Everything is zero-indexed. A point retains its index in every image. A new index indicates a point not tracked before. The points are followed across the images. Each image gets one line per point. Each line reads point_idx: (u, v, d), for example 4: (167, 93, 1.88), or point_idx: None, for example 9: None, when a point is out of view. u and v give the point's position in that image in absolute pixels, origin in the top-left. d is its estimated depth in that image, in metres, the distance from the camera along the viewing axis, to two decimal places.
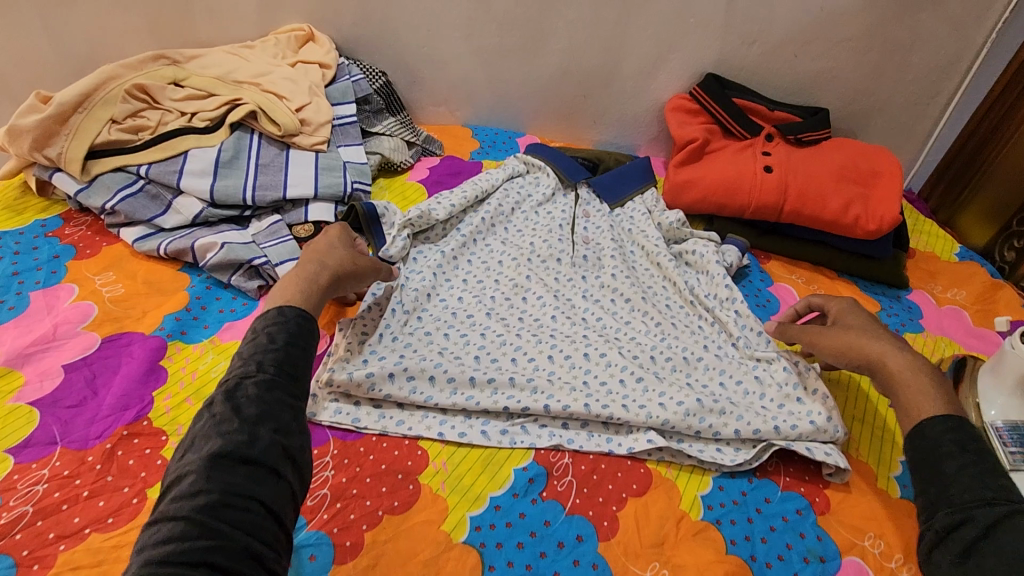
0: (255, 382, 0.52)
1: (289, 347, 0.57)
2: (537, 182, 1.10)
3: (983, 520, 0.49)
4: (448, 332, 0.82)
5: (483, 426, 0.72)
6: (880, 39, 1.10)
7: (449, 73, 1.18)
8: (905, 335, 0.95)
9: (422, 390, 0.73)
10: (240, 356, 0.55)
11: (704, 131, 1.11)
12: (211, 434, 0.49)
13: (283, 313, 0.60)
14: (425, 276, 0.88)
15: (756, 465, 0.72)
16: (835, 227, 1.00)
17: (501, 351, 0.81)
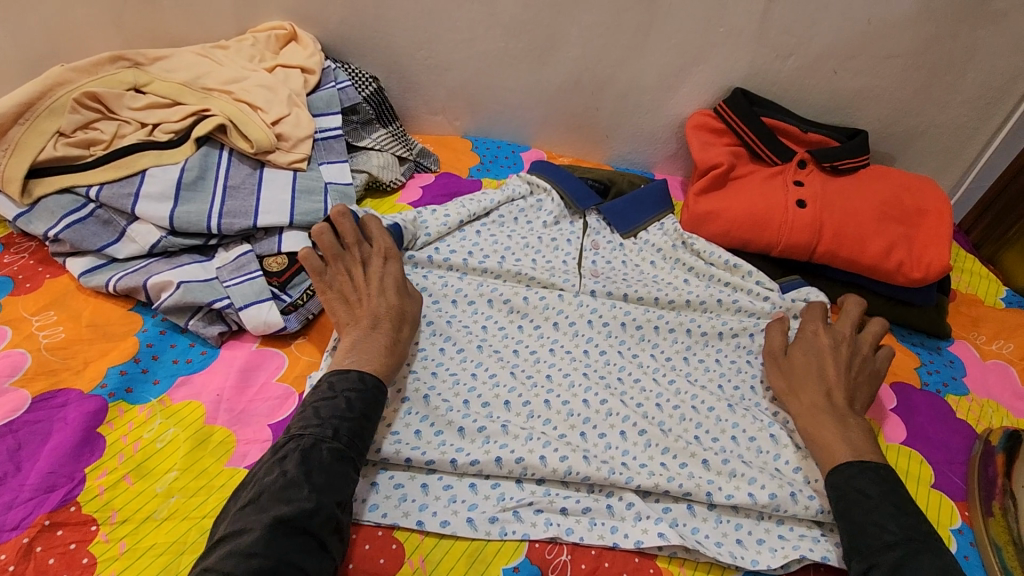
0: (330, 450, 0.56)
1: (362, 418, 0.60)
2: (540, 207, 0.98)
3: (886, 564, 0.56)
4: (437, 373, 0.74)
5: (472, 483, 0.65)
6: (931, 56, 0.98)
7: (448, 79, 1.07)
8: (946, 398, 0.85)
9: (407, 441, 0.66)
10: (315, 412, 0.59)
11: (728, 154, 0.99)
12: (279, 494, 0.53)
13: (364, 379, 0.62)
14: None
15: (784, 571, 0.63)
16: (874, 272, 0.89)
17: (493, 394, 0.73)
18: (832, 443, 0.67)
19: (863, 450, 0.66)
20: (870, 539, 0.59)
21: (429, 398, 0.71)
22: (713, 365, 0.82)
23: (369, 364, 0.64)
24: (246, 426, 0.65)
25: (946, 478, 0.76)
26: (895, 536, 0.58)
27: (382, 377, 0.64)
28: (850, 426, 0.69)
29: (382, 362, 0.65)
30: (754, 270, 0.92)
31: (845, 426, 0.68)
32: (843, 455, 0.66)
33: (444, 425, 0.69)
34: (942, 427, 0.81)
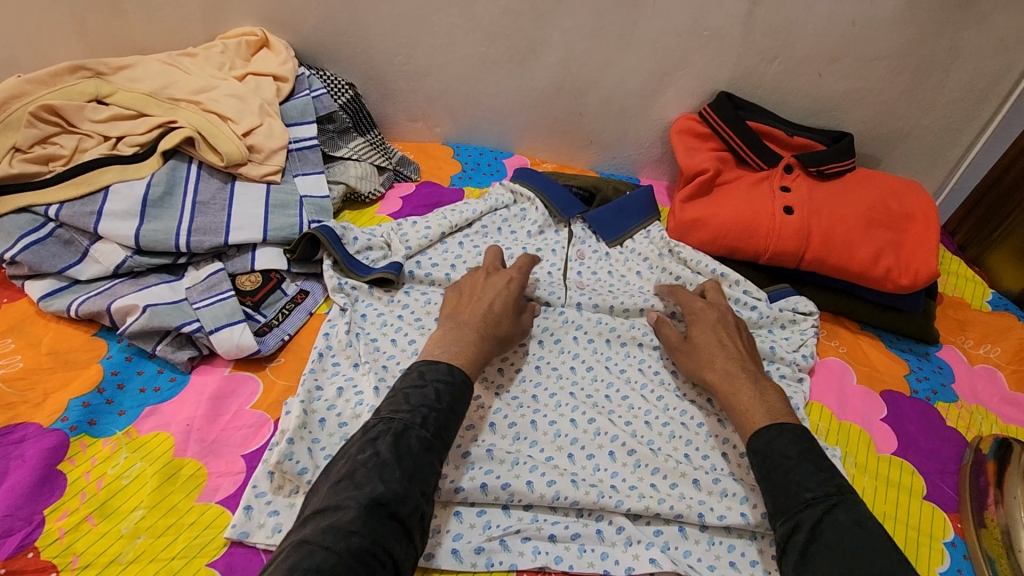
0: (419, 437, 0.56)
1: (448, 411, 0.60)
2: (523, 216, 0.96)
3: (807, 523, 0.55)
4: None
5: (457, 511, 0.63)
6: (915, 59, 0.97)
7: (427, 85, 1.04)
8: (936, 405, 0.84)
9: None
10: (405, 399, 0.59)
11: (714, 160, 0.98)
12: (371, 474, 0.52)
13: (453, 373, 0.63)
14: (383, 317, 0.79)
15: None
16: (862, 279, 0.88)
17: (478, 416, 0.71)
18: (750, 408, 0.67)
19: (779, 412, 0.67)
20: (792, 499, 0.58)
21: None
22: None
23: (457, 357, 0.65)
24: (218, 458, 0.62)
25: (938, 489, 0.75)
26: (813, 493, 0.57)
27: (469, 373, 0.65)
28: (765, 389, 0.70)
29: (468, 358, 0.66)
30: (742, 279, 0.90)
31: (761, 392, 0.69)
32: (762, 418, 0.66)
33: None
34: (932, 435, 0.80)
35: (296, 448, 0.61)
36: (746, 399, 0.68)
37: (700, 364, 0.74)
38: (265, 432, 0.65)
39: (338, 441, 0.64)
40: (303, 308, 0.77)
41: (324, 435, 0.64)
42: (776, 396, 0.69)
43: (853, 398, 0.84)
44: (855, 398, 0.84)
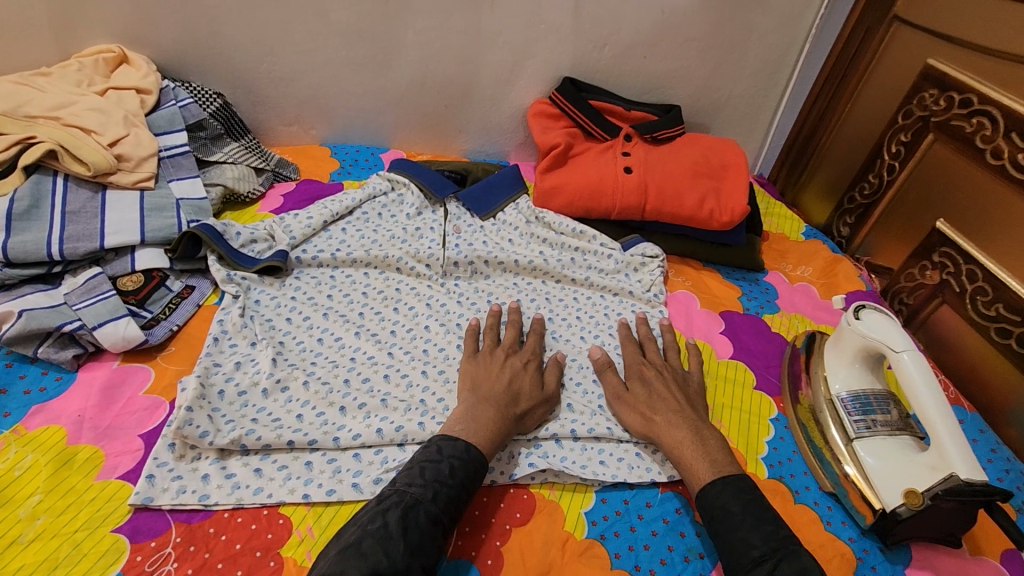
0: (427, 512, 0.58)
1: (460, 489, 0.62)
2: (402, 201, 1.05)
3: None
4: (315, 362, 0.77)
5: (357, 454, 0.68)
6: (717, 38, 1.16)
7: (296, 90, 1.10)
8: (763, 317, 1.02)
9: (289, 426, 0.69)
10: (421, 472, 0.62)
11: (565, 135, 1.11)
12: (374, 546, 0.54)
13: (469, 451, 0.64)
14: (277, 300, 0.84)
15: (649, 478, 0.73)
16: (693, 222, 1.04)
17: (373, 370, 0.78)
18: (693, 462, 0.68)
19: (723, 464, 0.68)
20: (741, 557, 0.59)
21: (308, 384, 0.73)
22: (573, 321, 0.93)
23: (475, 435, 0.67)
24: (114, 440, 0.65)
25: (765, 380, 0.91)
26: (761, 550, 0.58)
27: (486, 453, 0.66)
28: (704, 437, 0.71)
29: (488, 437, 0.67)
30: (598, 234, 1.04)
31: (701, 440, 0.70)
32: (706, 472, 0.67)
33: (325, 407, 0.72)
34: (760, 340, 0.97)
35: (195, 414, 0.66)
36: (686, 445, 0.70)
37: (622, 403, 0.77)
38: (162, 412, 0.68)
39: (239, 408, 0.69)
40: (191, 300, 0.81)
41: (225, 404, 0.69)
42: (716, 442, 0.70)
43: (697, 318, 0.99)
44: (699, 318, 0.99)
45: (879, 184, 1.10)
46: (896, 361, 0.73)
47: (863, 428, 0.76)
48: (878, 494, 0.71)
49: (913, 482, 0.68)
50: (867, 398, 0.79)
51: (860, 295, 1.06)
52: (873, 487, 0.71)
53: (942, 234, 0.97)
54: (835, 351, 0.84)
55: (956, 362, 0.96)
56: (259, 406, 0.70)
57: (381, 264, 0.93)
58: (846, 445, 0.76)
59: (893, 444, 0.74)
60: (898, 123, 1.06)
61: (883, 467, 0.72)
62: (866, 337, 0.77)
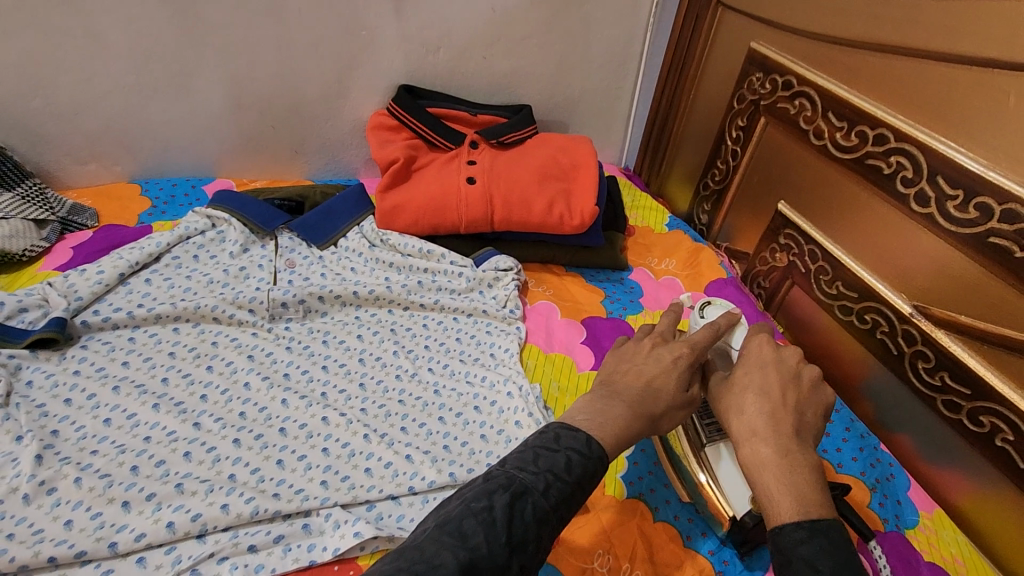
0: (535, 507, 0.49)
1: (575, 487, 0.52)
2: (223, 238, 0.93)
3: None
4: (96, 450, 0.65)
5: (141, 557, 0.58)
6: (556, 33, 1.11)
7: (86, 124, 0.96)
8: (626, 319, 0.98)
9: (51, 538, 0.57)
10: (535, 458, 0.53)
11: (406, 148, 1.03)
12: (475, 524, 0.46)
13: (592, 445, 0.55)
14: (54, 378, 0.71)
15: None
16: (545, 229, 0.99)
17: (171, 448, 0.67)
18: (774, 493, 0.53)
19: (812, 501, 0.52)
20: None
21: (81, 481, 0.62)
22: (421, 352, 0.85)
23: (599, 430, 0.57)
24: None
25: None
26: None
27: (607, 452, 0.56)
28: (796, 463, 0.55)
29: (615, 435, 0.58)
30: (448, 251, 0.97)
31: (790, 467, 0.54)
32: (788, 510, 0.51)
33: (103, 505, 0.60)
34: None
35: None
36: (761, 467, 0.55)
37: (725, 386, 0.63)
38: None
39: None
40: None
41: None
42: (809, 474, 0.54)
43: (559, 330, 0.94)
44: (559, 330, 0.94)
45: (727, 170, 1.09)
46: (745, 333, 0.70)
47: (715, 431, 0.69)
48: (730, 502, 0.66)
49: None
50: None
51: (720, 284, 1.05)
52: (724, 495, 0.66)
53: (785, 217, 0.97)
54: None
55: (812, 341, 0.97)
56: (16, 517, 0.59)
57: (194, 315, 0.82)
58: (697, 453, 0.70)
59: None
60: (734, 108, 1.06)
61: (733, 472, 0.67)
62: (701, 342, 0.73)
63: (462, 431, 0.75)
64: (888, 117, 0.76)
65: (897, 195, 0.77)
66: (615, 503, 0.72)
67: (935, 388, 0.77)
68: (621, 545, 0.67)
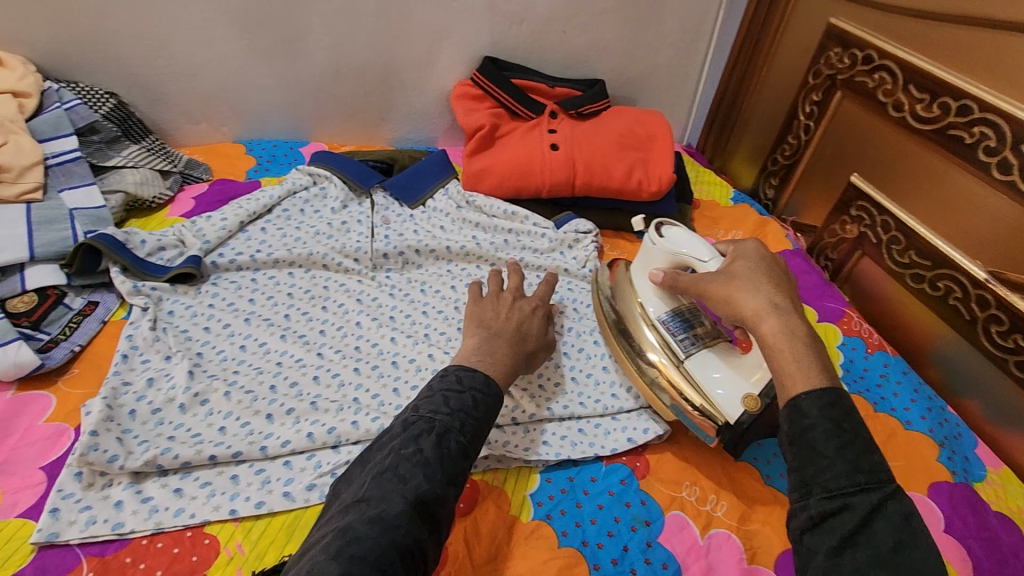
0: (458, 442, 0.56)
1: (483, 419, 0.60)
2: (325, 194, 1.00)
3: (860, 508, 0.45)
4: (237, 371, 0.73)
5: (287, 461, 0.65)
6: (633, 9, 1.15)
7: (200, 85, 1.03)
8: None
9: (209, 440, 0.65)
10: (445, 401, 0.59)
11: (490, 116, 1.09)
12: (411, 471, 0.52)
13: (488, 384, 0.63)
14: (193, 309, 0.79)
15: (601, 453, 0.73)
16: (623, 194, 1.04)
17: (301, 373, 0.74)
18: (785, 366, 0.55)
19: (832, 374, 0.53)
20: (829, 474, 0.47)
21: (230, 395, 0.69)
22: None
23: (490, 368, 0.66)
24: (11, 475, 0.59)
25: None
26: (868, 478, 0.46)
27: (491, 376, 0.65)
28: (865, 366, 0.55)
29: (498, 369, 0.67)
30: (531, 214, 1.03)
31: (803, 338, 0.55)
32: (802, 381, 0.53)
33: (250, 416, 0.68)
34: None
35: (102, 438, 0.61)
36: (784, 339, 0.56)
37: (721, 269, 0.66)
38: (66, 441, 0.63)
39: (153, 427, 0.65)
40: (94, 317, 0.75)
41: (138, 424, 0.65)
42: None
43: None
44: None
45: (798, 144, 1.13)
46: (724, 252, 0.72)
47: (690, 345, 0.73)
48: (718, 409, 0.69)
49: (747, 386, 0.68)
50: (683, 314, 0.77)
51: (787, 255, 1.09)
52: (712, 404, 0.69)
53: (859, 189, 1.00)
54: (641, 275, 0.82)
55: (881, 311, 1.00)
56: (177, 422, 0.66)
57: (306, 262, 0.89)
58: (680, 369, 0.73)
59: (717, 354, 0.73)
60: (808, 84, 1.09)
61: (721, 378, 0.70)
62: (674, 254, 0.77)
63: (555, 373, 0.81)
64: (972, 88, 0.79)
65: (979, 164, 0.80)
66: (700, 444, 0.76)
67: (1008, 350, 0.80)
68: (708, 480, 0.72)
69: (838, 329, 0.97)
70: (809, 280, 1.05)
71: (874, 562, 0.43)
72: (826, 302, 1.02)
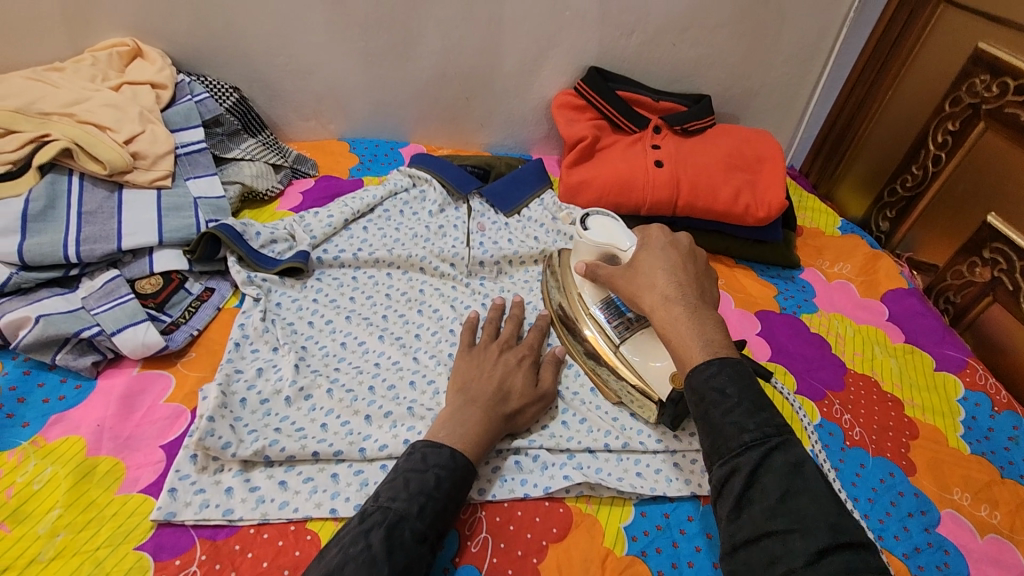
0: (413, 530, 0.53)
1: (447, 500, 0.57)
2: (424, 197, 1.01)
3: (748, 467, 0.47)
4: (338, 368, 0.74)
5: (384, 465, 0.65)
6: (751, 24, 1.09)
7: (314, 83, 1.07)
8: (802, 317, 0.97)
9: (313, 436, 0.66)
10: (405, 484, 0.57)
11: (592, 128, 1.07)
12: (359, 572, 0.49)
13: (455, 458, 0.60)
14: (299, 303, 0.81)
15: (699, 491, 0.69)
16: (728, 217, 1.00)
17: (398, 376, 0.74)
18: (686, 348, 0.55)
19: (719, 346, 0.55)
20: (727, 440, 0.49)
21: (332, 392, 0.71)
22: None
23: (461, 441, 0.62)
24: (135, 451, 0.62)
25: (808, 384, 0.86)
26: (752, 434, 0.48)
27: (452, 448, 0.61)
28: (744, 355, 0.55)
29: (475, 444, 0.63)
30: None
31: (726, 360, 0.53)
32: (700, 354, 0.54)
33: (350, 416, 0.69)
34: (800, 342, 0.93)
35: (217, 425, 0.63)
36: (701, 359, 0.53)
37: (642, 287, 0.64)
38: (183, 422, 0.66)
39: (261, 417, 0.67)
40: (210, 303, 0.78)
41: (247, 412, 0.67)
42: None
43: (733, 319, 0.95)
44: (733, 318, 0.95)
45: (924, 175, 1.05)
46: (637, 238, 0.72)
47: (622, 331, 0.75)
48: (652, 389, 0.71)
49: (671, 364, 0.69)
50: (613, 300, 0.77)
51: (902, 294, 1.01)
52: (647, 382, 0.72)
53: (994, 229, 0.91)
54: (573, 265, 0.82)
55: (1008, 365, 0.91)
56: (282, 415, 0.68)
57: (404, 264, 0.90)
58: (616, 353, 0.75)
59: (649, 335, 0.73)
60: (944, 112, 1.02)
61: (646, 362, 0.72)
62: (596, 246, 0.77)
63: None
64: None
65: None
66: None
67: None
68: None
69: (958, 381, 0.89)
70: (926, 323, 0.97)
71: (766, 513, 0.45)
72: (945, 349, 0.93)
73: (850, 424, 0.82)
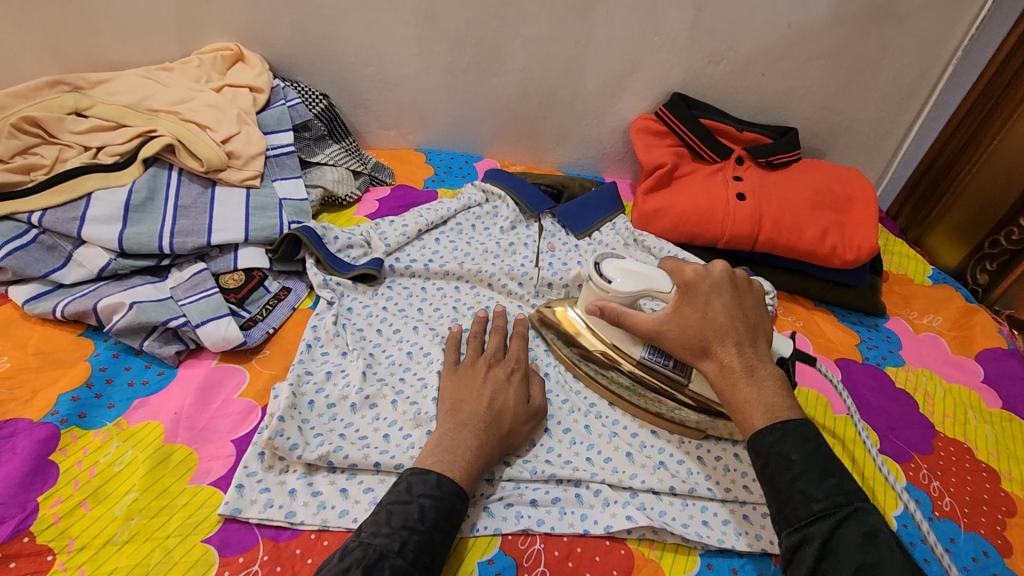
0: (393, 568, 0.50)
1: (433, 532, 0.54)
2: (496, 213, 1.00)
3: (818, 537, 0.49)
4: (404, 378, 0.74)
5: None
6: (847, 58, 1.04)
7: (398, 94, 1.09)
8: (886, 370, 0.91)
9: (376, 446, 0.66)
10: (387, 519, 0.54)
11: (672, 155, 1.04)
12: None
13: (441, 486, 0.57)
14: (369, 309, 0.82)
15: (771, 549, 0.65)
16: (812, 257, 0.95)
17: None
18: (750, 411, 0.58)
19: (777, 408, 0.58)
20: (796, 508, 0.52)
21: (396, 404, 0.70)
22: None
23: (451, 468, 0.59)
24: (208, 443, 0.64)
25: (892, 444, 0.80)
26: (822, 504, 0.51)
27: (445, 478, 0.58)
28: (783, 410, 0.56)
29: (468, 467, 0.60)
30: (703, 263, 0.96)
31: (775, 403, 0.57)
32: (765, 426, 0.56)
33: (412, 428, 0.68)
34: (885, 397, 0.86)
35: (287, 425, 0.64)
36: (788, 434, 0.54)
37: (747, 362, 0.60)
38: (255, 418, 0.67)
39: (327, 422, 0.67)
40: (287, 303, 0.80)
41: (314, 416, 0.68)
42: None
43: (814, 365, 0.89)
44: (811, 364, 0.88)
45: None
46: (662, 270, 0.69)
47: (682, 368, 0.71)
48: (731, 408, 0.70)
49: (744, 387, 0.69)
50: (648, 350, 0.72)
51: (1001, 355, 0.94)
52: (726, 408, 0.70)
53: None
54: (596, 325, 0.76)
55: None
56: (346, 421, 0.68)
57: (474, 278, 0.90)
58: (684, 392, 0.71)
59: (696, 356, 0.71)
60: None
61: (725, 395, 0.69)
62: (631, 295, 0.70)
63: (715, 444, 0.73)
64: None
65: None
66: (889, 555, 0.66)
67: None
68: None
69: None
70: None
71: None
72: None
73: (939, 492, 0.75)
